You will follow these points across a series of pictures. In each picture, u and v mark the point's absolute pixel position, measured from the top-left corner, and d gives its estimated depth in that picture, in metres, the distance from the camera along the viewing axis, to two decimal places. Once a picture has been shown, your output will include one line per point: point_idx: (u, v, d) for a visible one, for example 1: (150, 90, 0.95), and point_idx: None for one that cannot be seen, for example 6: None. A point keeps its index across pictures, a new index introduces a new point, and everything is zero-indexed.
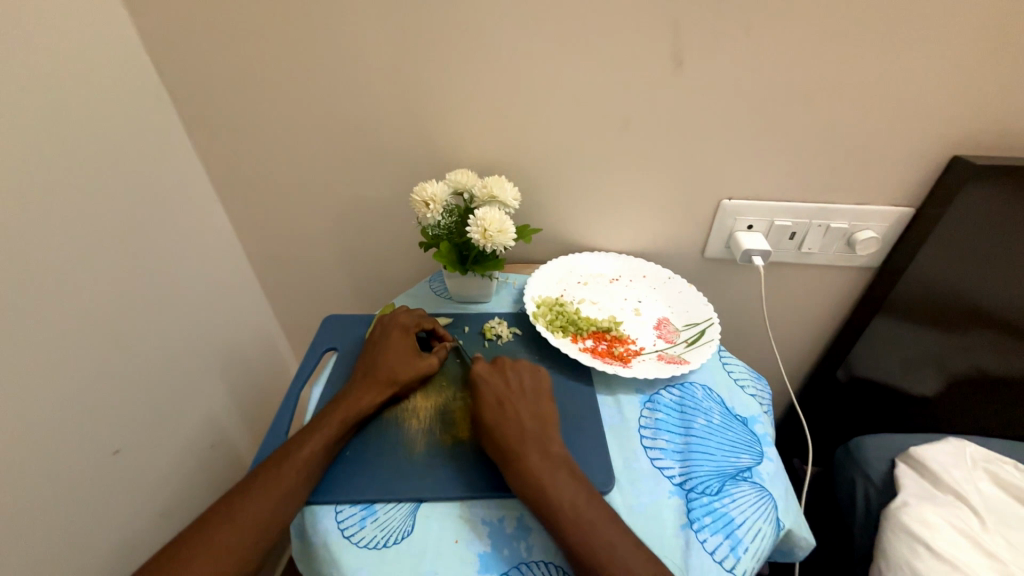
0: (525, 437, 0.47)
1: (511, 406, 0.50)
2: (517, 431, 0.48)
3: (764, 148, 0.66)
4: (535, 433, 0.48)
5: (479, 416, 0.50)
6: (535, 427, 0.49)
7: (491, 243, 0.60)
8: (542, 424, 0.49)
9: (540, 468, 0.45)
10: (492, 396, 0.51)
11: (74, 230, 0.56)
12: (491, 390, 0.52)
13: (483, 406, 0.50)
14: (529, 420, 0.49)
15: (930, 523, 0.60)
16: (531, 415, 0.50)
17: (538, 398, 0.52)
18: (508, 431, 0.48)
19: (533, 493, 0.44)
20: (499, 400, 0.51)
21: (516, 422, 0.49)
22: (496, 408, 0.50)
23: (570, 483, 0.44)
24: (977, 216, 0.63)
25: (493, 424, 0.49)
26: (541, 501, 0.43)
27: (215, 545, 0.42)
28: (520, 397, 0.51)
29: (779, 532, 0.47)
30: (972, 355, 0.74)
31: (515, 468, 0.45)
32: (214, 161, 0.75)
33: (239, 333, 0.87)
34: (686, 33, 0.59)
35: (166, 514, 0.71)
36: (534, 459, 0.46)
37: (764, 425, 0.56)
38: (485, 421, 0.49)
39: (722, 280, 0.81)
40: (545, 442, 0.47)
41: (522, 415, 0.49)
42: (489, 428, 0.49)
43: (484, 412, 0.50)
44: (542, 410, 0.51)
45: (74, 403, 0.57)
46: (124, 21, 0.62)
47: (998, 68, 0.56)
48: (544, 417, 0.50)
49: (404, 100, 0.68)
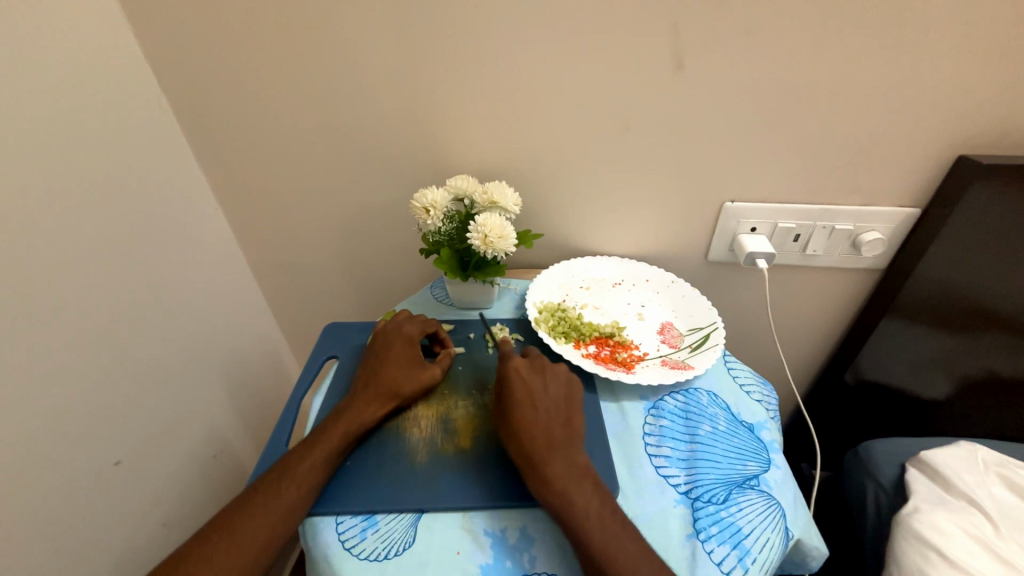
0: (553, 446, 0.46)
1: (543, 411, 0.49)
2: (547, 439, 0.47)
3: (766, 150, 0.66)
4: (563, 440, 0.47)
5: (511, 412, 0.49)
6: (563, 434, 0.48)
7: (492, 250, 0.59)
8: (570, 433, 0.49)
9: (565, 476, 0.45)
10: (526, 397, 0.50)
11: (75, 240, 0.57)
12: (524, 388, 0.51)
13: (515, 405, 0.49)
14: (558, 427, 0.48)
15: (943, 531, 0.58)
16: (559, 422, 0.49)
17: (568, 406, 0.51)
18: (538, 435, 0.47)
19: (556, 500, 0.43)
20: (533, 402, 0.49)
21: (546, 428, 0.48)
22: (528, 410, 0.49)
23: (593, 494, 0.44)
24: (984, 216, 0.62)
25: (524, 425, 0.48)
26: (563, 509, 0.43)
27: (213, 560, 0.42)
28: (551, 401, 0.51)
29: (788, 542, 0.46)
30: (982, 356, 0.73)
31: (542, 475, 0.45)
32: (214, 170, 0.76)
33: (240, 341, 0.87)
34: (685, 35, 0.58)
35: (167, 524, 0.71)
36: (560, 467, 0.45)
37: (771, 432, 0.55)
38: (516, 422, 0.48)
39: (725, 283, 0.80)
40: (572, 451, 0.47)
41: (553, 421, 0.49)
42: (519, 430, 0.48)
43: (517, 413, 0.48)
44: (572, 419, 0.50)
45: (75, 414, 0.57)
46: (123, 32, 0.62)
47: (1003, 66, 0.56)
48: (571, 424, 0.49)
49: (403, 107, 0.68)
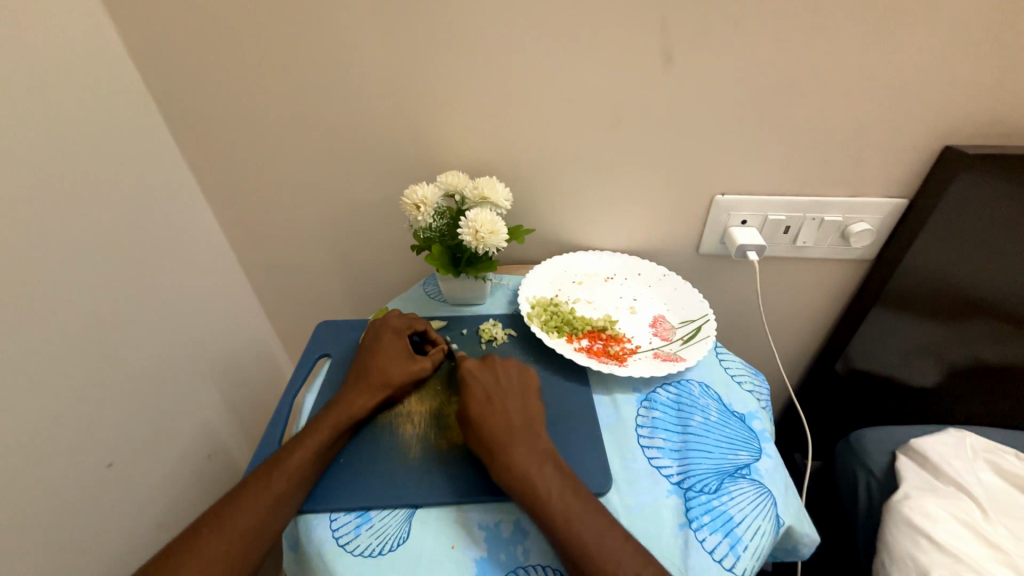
0: (513, 432, 0.47)
1: (499, 402, 0.50)
2: (506, 427, 0.47)
3: (755, 143, 0.66)
4: (522, 428, 0.48)
5: (466, 408, 0.49)
6: (522, 422, 0.48)
7: (483, 245, 0.59)
8: (530, 420, 0.49)
9: (527, 461, 0.45)
10: (479, 392, 0.51)
11: (63, 242, 0.56)
12: (478, 383, 0.51)
13: (470, 401, 0.50)
14: (516, 416, 0.49)
15: (932, 515, 0.59)
16: (519, 410, 0.49)
17: (525, 395, 0.52)
18: (495, 424, 0.47)
19: (518, 487, 0.44)
20: (487, 396, 0.50)
21: (504, 417, 0.48)
22: (484, 403, 0.49)
23: (557, 477, 0.44)
24: (971, 205, 0.62)
25: (479, 417, 0.48)
26: (528, 495, 0.43)
27: (203, 555, 0.41)
28: (508, 392, 0.51)
29: (779, 529, 0.46)
30: (971, 345, 0.74)
31: (503, 462, 0.45)
32: (204, 169, 0.75)
33: (233, 341, 0.86)
34: (674, 29, 0.58)
35: (162, 526, 0.70)
36: (520, 453, 0.45)
37: (762, 421, 0.55)
38: (472, 416, 0.48)
39: (717, 276, 0.81)
40: (532, 437, 0.47)
41: (510, 410, 0.49)
42: (476, 422, 0.48)
43: (471, 407, 0.49)
44: (529, 407, 0.50)
45: (67, 417, 0.56)
46: (108, 31, 0.62)
47: (989, 56, 0.56)
48: (529, 412, 0.50)
49: (393, 104, 0.67)
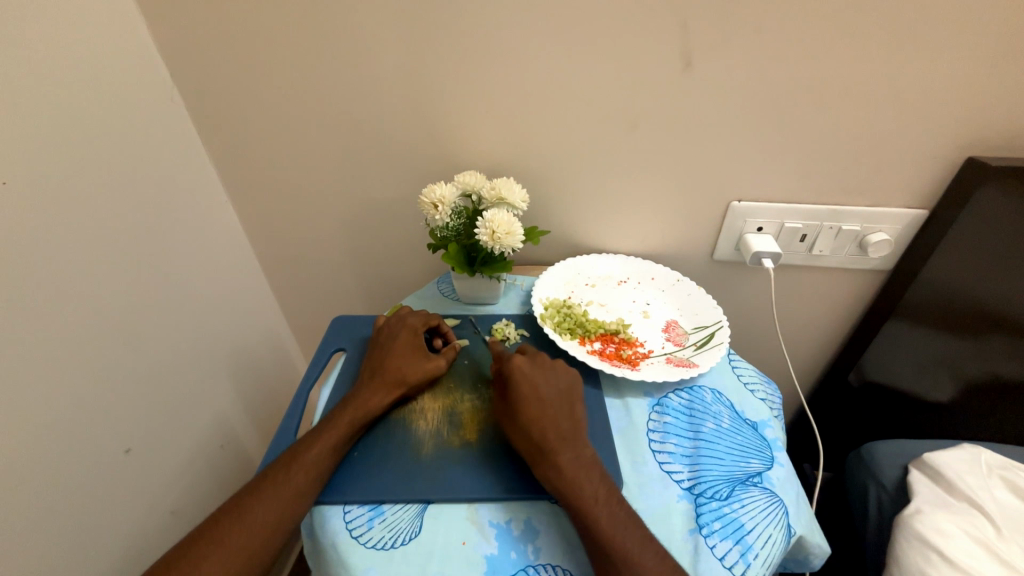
0: (562, 437, 0.47)
1: (550, 405, 0.49)
2: (556, 432, 0.48)
3: (773, 151, 0.66)
4: (570, 434, 0.48)
5: (518, 408, 0.49)
6: (570, 427, 0.49)
7: (499, 245, 0.59)
8: (576, 426, 0.49)
9: (574, 467, 0.45)
10: (532, 392, 0.50)
11: (88, 231, 0.57)
12: (529, 384, 0.51)
13: (522, 402, 0.49)
14: (565, 422, 0.49)
15: (943, 532, 0.59)
16: (566, 416, 0.49)
17: (572, 400, 0.52)
18: (546, 427, 0.48)
19: (565, 489, 0.44)
20: (539, 398, 0.50)
21: (553, 421, 0.48)
22: (535, 404, 0.49)
23: (601, 484, 0.45)
24: (994, 218, 0.61)
25: (530, 420, 0.48)
26: (574, 499, 0.43)
27: (224, 545, 0.42)
28: (557, 396, 0.51)
29: (790, 539, 0.46)
30: (989, 360, 0.73)
31: (551, 466, 0.45)
32: (225, 163, 0.76)
33: (248, 333, 0.87)
34: (694, 34, 0.58)
35: (176, 513, 0.72)
36: (567, 457, 0.46)
37: (775, 430, 0.55)
38: (524, 417, 0.48)
39: (731, 283, 0.81)
40: (578, 444, 0.47)
41: (559, 415, 0.49)
42: (526, 425, 0.48)
43: (522, 408, 0.49)
44: (576, 413, 0.50)
45: (87, 402, 0.58)
46: (136, 27, 0.63)
47: (1014, 68, 0.56)
48: (576, 418, 0.50)
49: (413, 104, 0.68)
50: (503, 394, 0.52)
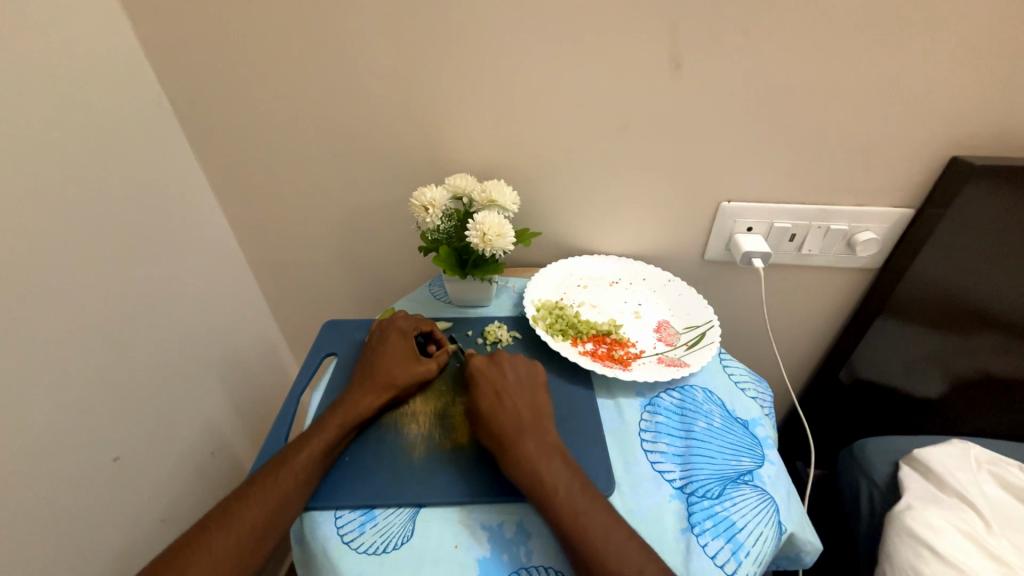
0: (521, 425, 0.48)
1: (507, 396, 0.50)
2: (515, 420, 0.48)
3: (761, 152, 0.67)
4: (531, 422, 0.48)
5: (475, 406, 0.50)
6: (530, 415, 0.49)
7: (490, 247, 0.59)
8: (538, 414, 0.50)
9: (532, 453, 0.45)
10: (489, 387, 0.51)
11: (75, 237, 0.57)
12: (487, 381, 0.52)
13: (480, 399, 0.50)
14: (525, 411, 0.49)
15: (934, 527, 0.59)
16: (527, 405, 0.50)
17: (535, 390, 0.52)
18: (503, 419, 0.48)
19: (525, 478, 0.44)
20: (496, 392, 0.51)
21: (512, 412, 0.49)
22: (493, 398, 0.50)
23: (562, 470, 0.45)
24: (978, 216, 0.62)
25: (488, 414, 0.49)
26: (534, 487, 0.44)
27: (213, 551, 0.42)
28: (517, 387, 0.52)
29: (781, 536, 0.46)
30: (976, 356, 0.73)
31: (510, 454, 0.46)
32: (214, 167, 0.76)
33: (239, 338, 0.87)
34: (682, 36, 0.59)
35: (167, 521, 0.71)
36: (526, 444, 0.46)
37: (766, 428, 0.55)
38: (482, 413, 0.49)
39: (722, 283, 0.81)
40: (540, 431, 0.48)
41: (518, 404, 0.50)
42: (485, 419, 0.49)
43: (480, 403, 0.50)
44: (538, 402, 0.51)
45: (75, 410, 0.57)
46: (124, 32, 0.63)
47: (995, 68, 0.56)
48: (539, 407, 0.50)
49: (403, 107, 0.68)
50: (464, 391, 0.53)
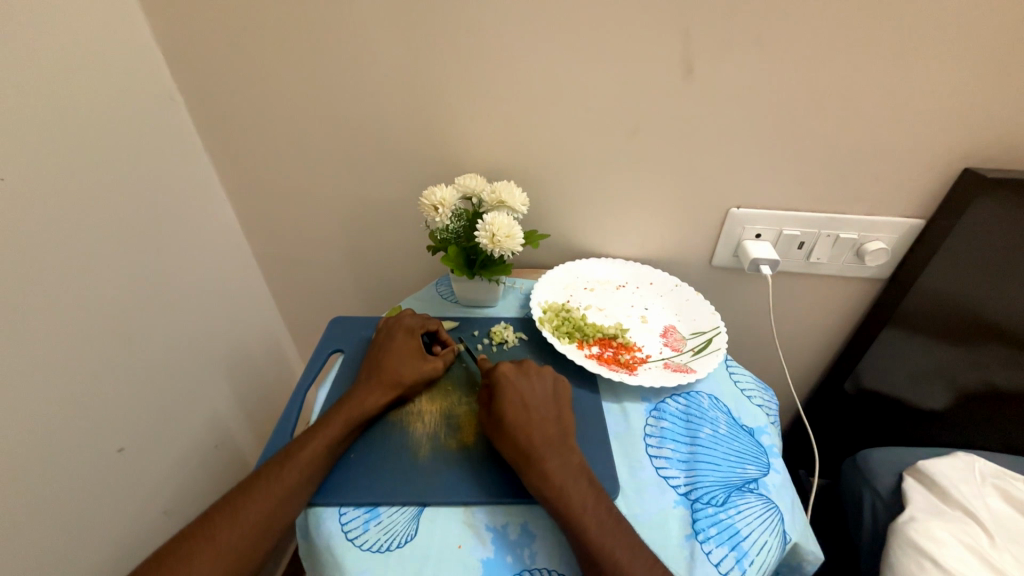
0: (549, 442, 0.48)
1: (537, 410, 0.50)
2: (543, 437, 0.48)
3: (771, 159, 0.66)
4: (557, 439, 0.48)
5: (503, 414, 0.49)
6: (557, 432, 0.49)
7: (499, 248, 0.59)
8: (563, 432, 0.49)
9: (561, 472, 0.45)
10: (518, 398, 0.50)
11: (85, 228, 0.57)
12: (516, 391, 0.51)
13: (507, 407, 0.49)
14: (552, 427, 0.49)
15: (937, 539, 0.59)
16: (554, 422, 0.50)
17: (560, 406, 0.52)
18: (533, 434, 0.48)
19: (553, 495, 0.44)
20: (526, 404, 0.50)
21: (541, 427, 0.49)
22: (523, 411, 0.49)
23: (588, 491, 0.45)
24: (990, 228, 0.62)
25: (516, 426, 0.48)
26: (561, 506, 0.44)
27: (215, 542, 0.42)
28: (543, 401, 0.51)
29: (785, 546, 0.46)
30: (984, 369, 0.73)
31: (539, 470, 0.46)
32: (224, 161, 0.76)
33: (244, 333, 0.87)
34: (695, 42, 0.59)
35: (169, 513, 0.71)
36: (554, 461, 0.46)
37: (771, 437, 0.55)
38: (510, 423, 0.48)
39: (729, 289, 0.81)
40: (567, 449, 0.48)
41: (546, 420, 0.50)
42: (512, 428, 0.48)
43: (509, 412, 0.49)
44: (563, 419, 0.51)
45: (81, 400, 0.57)
46: (138, 25, 0.63)
47: (1009, 80, 0.56)
48: (565, 425, 0.50)
49: (414, 106, 0.68)
50: (488, 403, 0.52)
